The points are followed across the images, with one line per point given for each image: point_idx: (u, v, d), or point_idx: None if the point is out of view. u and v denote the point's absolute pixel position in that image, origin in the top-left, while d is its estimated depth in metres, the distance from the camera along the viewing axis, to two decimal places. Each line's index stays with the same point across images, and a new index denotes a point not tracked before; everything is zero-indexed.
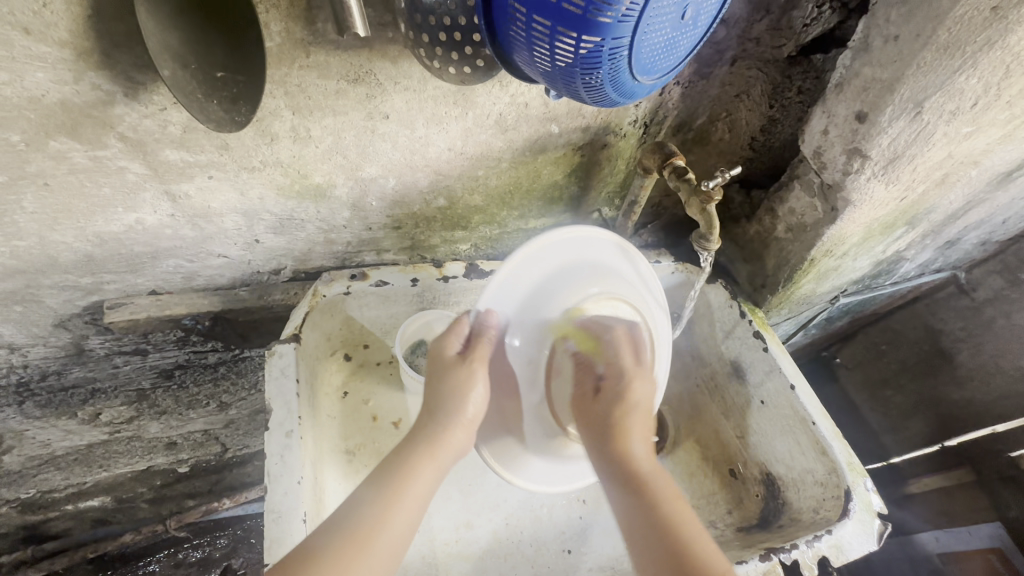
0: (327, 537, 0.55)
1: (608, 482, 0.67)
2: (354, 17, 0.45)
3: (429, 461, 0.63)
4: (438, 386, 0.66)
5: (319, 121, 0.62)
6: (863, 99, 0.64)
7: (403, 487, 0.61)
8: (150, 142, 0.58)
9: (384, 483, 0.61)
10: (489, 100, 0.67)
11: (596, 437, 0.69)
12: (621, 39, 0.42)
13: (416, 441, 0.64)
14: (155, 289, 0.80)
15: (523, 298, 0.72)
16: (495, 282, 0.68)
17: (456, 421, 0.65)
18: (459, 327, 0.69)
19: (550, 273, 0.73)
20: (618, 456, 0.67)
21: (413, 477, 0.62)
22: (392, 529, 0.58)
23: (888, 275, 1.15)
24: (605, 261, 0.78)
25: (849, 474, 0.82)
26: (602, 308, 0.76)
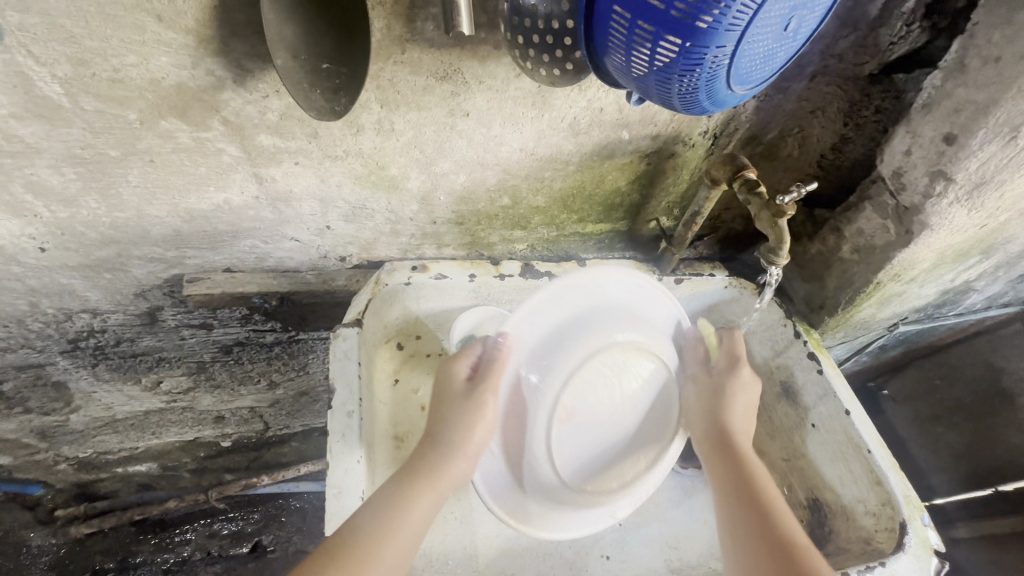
0: (322, 556, 0.58)
1: (719, 455, 0.76)
2: (460, 16, 0.48)
3: (425, 494, 0.65)
4: (444, 411, 0.70)
5: (403, 114, 0.64)
6: (953, 120, 0.62)
7: (396, 519, 0.62)
8: (248, 127, 0.61)
9: (381, 509, 0.63)
10: (566, 103, 0.68)
11: (709, 405, 0.80)
12: (724, 47, 0.43)
13: (415, 475, 0.66)
14: (230, 267, 0.84)
15: (547, 331, 0.72)
16: (528, 306, 0.69)
17: (459, 451, 0.68)
18: (472, 350, 0.73)
19: (580, 305, 0.74)
20: (729, 435, 0.77)
21: (405, 511, 0.63)
22: (382, 561, 0.59)
23: (953, 306, 1.11)
24: (636, 306, 0.78)
25: (905, 507, 0.79)
26: (628, 354, 0.74)
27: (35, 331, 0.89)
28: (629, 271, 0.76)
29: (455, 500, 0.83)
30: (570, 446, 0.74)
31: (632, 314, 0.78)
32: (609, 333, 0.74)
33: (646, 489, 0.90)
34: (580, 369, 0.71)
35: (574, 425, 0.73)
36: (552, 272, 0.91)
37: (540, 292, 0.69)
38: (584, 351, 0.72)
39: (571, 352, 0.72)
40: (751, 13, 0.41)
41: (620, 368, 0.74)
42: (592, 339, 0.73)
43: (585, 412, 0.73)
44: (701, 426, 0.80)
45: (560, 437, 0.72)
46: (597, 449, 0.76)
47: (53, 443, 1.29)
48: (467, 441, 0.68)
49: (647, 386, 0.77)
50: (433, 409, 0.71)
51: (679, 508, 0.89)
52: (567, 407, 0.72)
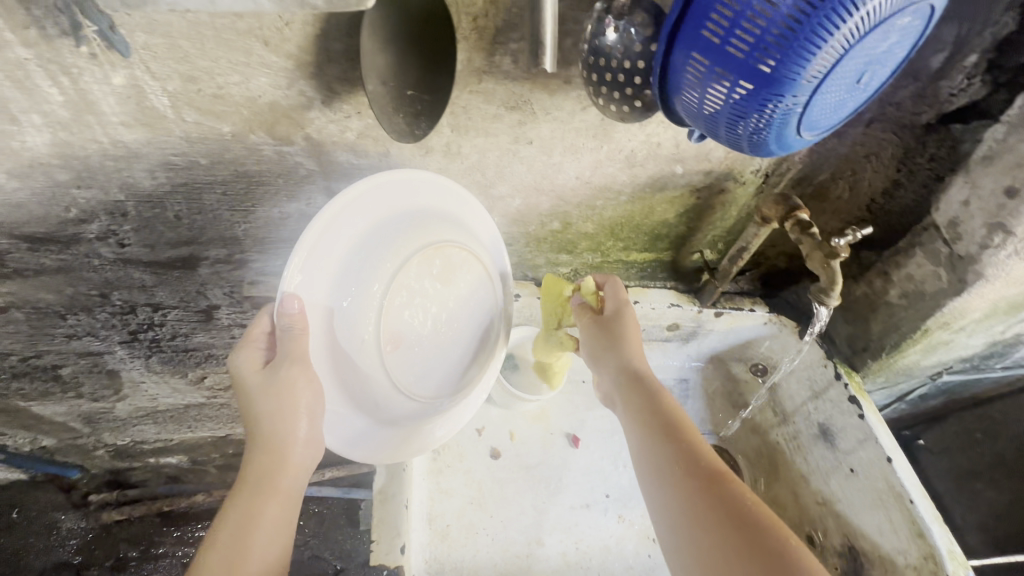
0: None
1: (625, 394, 0.73)
2: (547, 54, 0.49)
3: (267, 510, 0.60)
4: (255, 404, 0.61)
5: (471, 139, 0.68)
6: (1015, 174, 0.62)
7: (239, 557, 0.57)
8: (328, 144, 0.66)
9: (224, 545, 0.58)
10: (625, 136, 0.71)
11: (605, 346, 0.77)
12: (799, 97, 0.45)
13: (250, 493, 0.60)
14: (290, 272, 0.88)
15: (337, 271, 0.59)
16: (300, 258, 0.55)
17: (289, 441, 0.60)
18: (258, 330, 0.63)
19: (363, 229, 0.61)
20: (636, 371, 0.74)
21: (257, 522, 0.59)
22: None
23: (1001, 358, 1.08)
24: (436, 206, 0.68)
25: (950, 564, 0.77)
26: (429, 260, 0.67)
27: (100, 320, 0.94)
28: (418, 174, 0.65)
29: (487, 516, 0.84)
30: (410, 362, 0.68)
31: (432, 223, 0.67)
32: (409, 252, 0.64)
33: None
34: (386, 293, 0.63)
35: (405, 346, 0.67)
36: None
37: (315, 228, 0.56)
38: (381, 278, 0.62)
39: (364, 287, 0.61)
40: (830, 67, 0.43)
41: (427, 280, 0.67)
42: (381, 257, 0.62)
43: (410, 331, 0.67)
44: (613, 372, 0.76)
45: (399, 358, 0.66)
46: (435, 357, 0.72)
47: (96, 429, 1.34)
48: (294, 433, 0.59)
49: (458, 282, 0.72)
50: (245, 407, 0.62)
51: None
52: (389, 332, 0.64)
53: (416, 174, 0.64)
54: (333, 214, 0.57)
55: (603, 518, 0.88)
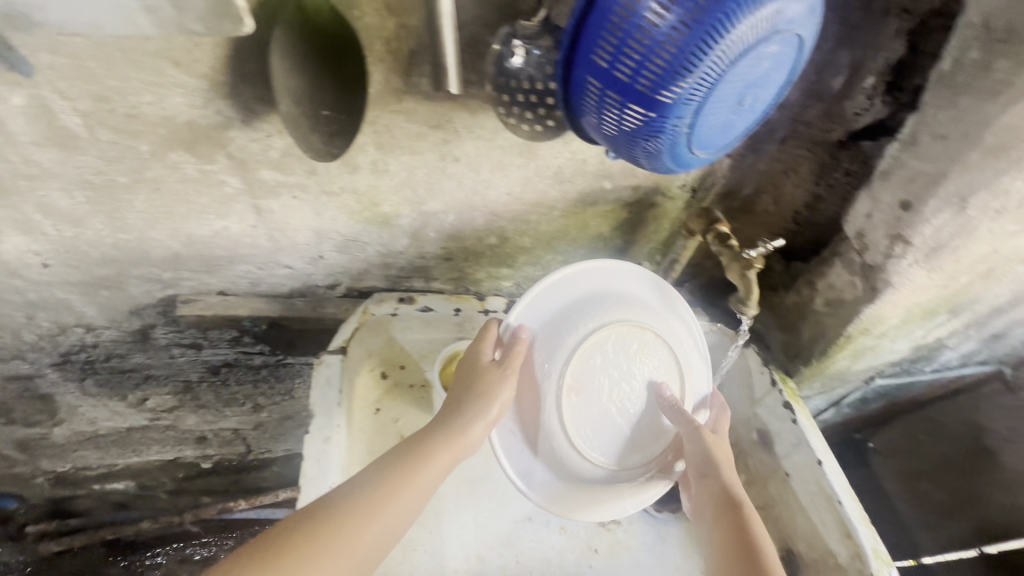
0: (304, 531, 0.58)
1: (711, 517, 0.75)
2: (450, 76, 0.50)
3: (433, 463, 0.67)
4: (458, 392, 0.72)
5: (397, 157, 0.69)
6: (908, 188, 0.66)
7: (391, 496, 0.63)
8: (251, 162, 0.66)
9: (371, 490, 0.63)
10: (550, 153, 0.73)
11: (701, 472, 0.77)
12: (684, 116, 0.47)
13: (428, 445, 0.68)
14: (224, 290, 0.87)
15: (556, 321, 0.76)
16: (525, 301, 0.76)
17: (456, 436, 0.69)
18: (489, 333, 0.75)
19: (581, 306, 0.76)
20: (725, 497, 0.75)
21: (402, 487, 0.64)
22: (373, 534, 0.60)
23: (928, 361, 1.13)
24: (641, 297, 0.81)
25: (874, 561, 0.80)
26: (626, 337, 0.76)
27: (28, 343, 0.91)
28: (639, 271, 0.81)
29: (427, 533, 0.83)
30: (577, 421, 0.75)
31: (636, 313, 0.78)
32: (610, 321, 0.76)
33: (618, 531, 0.91)
34: (578, 350, 0.74)
35: (569, 400, 0.74)
36: None
37: (535, 289, 0.76)
38: (591, 340, 0.74)
39: (561, 339, 0.75)
40: (708, 89, 0.45)
41: (649, 365, 0.78)
42: (585, 323, 0.75)
43: (593, 393, 0.75)
44: (704, 494, 0.77)
45: (564, 411, 0.74)
46: (603, 424, 0.77)
47: (33, 456, 1.29)
48: (490, 413, 0.71)
49: (648, 364, 0.78)
50: (454, 392, 0.73)
51: (650, 552, 0.90)
52: (586, 383, 0.75)
53: (622, 265, 0.79)
54: (551, 281, 0.76)
55: (545, 530, 0.88)
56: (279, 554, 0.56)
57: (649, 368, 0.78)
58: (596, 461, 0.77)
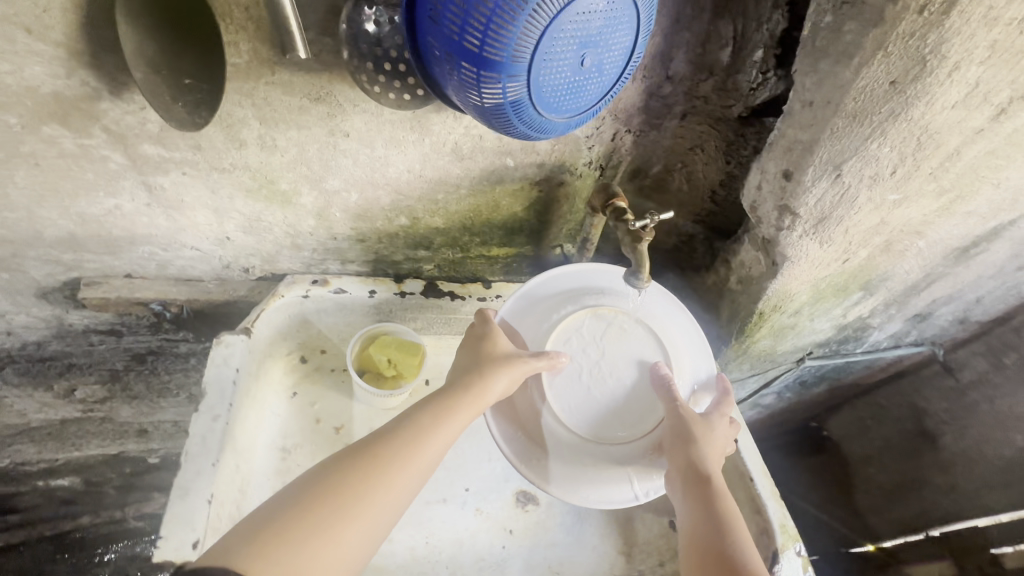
0: (323, 491, 0.58)
1: (684, 494, 0.69)
2: (295, 41, 0.52)
3: (451, 420, 0.67)
4: (463, 369, 0.73)
5: (283, 132, 0.69)
6: (788, 158, 0.66)
7: (413, 453, 0.63)
8: (130, 136, 0.65)
9: (376, 459, 0.61)
10: (444, 129, 0.73)
11: (678, 448, 0.71)
12: (517, 75, 0.47)
13: (448, 405, 0.68)
14: (130, 273, 0.86)
15: (541, 317, 0.80)
16: (511, 302, 0.81)
17: (468, 407, 0.69)
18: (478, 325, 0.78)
19: (553, 300, 0.81)
20: (700, 475, 0.69)
21: (412, 455, 0.63)
22: (395, 490, 0.61)
23: (857, 342, 1.14)
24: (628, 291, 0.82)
25: (780, 536, 0.81)
26: (602, 322, 0.78)
27: None
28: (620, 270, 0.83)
29: None
30: (571, 402, 0.76)
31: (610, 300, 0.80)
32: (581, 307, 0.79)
33: (537, 514, 0.90)
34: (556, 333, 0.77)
35: (561, 381, 0.76)
36: (454, 293, 0.96)
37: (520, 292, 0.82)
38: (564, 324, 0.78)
39: (540, 331, 0.79)
40: (534, 46, 0.46)
41: (633, 349, 0.78)
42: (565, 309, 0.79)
43: (585, 374, 0.76)
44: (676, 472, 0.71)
45: (557, 391, 0.76)
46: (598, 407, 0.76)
47: None
48: (507, 381, 0.71)
49: (631, 349, 0.78)
50: (459, 369, 0.73)
51: (567, 533, 0.89)
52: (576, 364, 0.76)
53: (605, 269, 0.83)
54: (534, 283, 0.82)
55: (459, 512, 0.88)
56: (296, 514, 0.56)
57: (636, 355, 0.78)
58: (592, 440, 0.75)
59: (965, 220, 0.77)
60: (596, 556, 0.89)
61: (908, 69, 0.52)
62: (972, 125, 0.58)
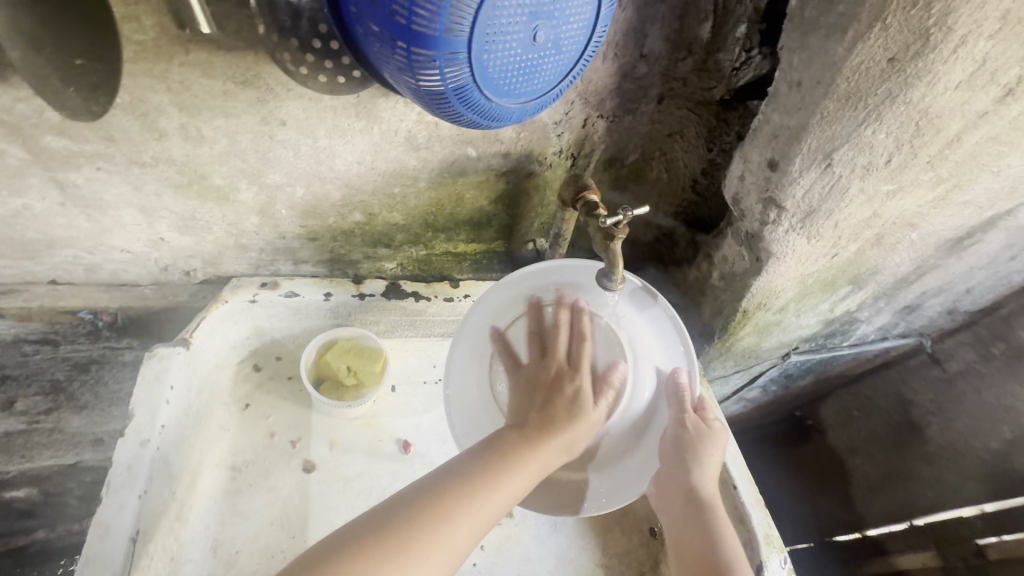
0: (401, 521, 0.52)
1: (678, 511, 0.67)
2: (198, 16, 0.49)
3: (538, 453, 0.61)
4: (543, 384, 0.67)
5: (209, 121, 0.60)
6: (773, 146, 0.60)
7: (494, 488, 0.57)
8: (27, 126, 0.57)
9: (463, 484, 0.56)
10: (395, 116, 0.65)
11: (673, 461, 0.68)
12: (456, 53, 0.40)
13: (536, 435, 0.62)
14: (54, 280, 0.78)
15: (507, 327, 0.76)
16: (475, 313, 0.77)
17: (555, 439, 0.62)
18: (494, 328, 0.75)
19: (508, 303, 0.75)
20: (695, 494, 0.66)
21: (496, 485, 0.57)
22: (471, 528, 0.54)
23: (844, 336, 1.09)
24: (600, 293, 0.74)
25: (764, 547, 0.76)
26: None
27: None
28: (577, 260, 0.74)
29: (289, 538, 0.77)
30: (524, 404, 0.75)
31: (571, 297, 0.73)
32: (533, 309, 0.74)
33: (509, 526, 0.85)
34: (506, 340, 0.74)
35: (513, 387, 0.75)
36: (419, 293, 0.88)
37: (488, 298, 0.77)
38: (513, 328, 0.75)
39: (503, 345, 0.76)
40: (474, 17, 0.39)
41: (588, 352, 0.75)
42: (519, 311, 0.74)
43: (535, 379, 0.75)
44: (669, 487, 0.68)
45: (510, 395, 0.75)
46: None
47: None
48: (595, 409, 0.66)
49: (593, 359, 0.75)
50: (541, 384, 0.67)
51: (541, 546, 0.84)
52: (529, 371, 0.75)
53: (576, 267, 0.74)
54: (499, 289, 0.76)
55: None
56: (370, 542, 0.51)
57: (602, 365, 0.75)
58: None
59: (960, 211, 0.72)
60: (571, 569, 0.84)
61: (909, 44, 0.46)
62: (977, 108, 0.52)
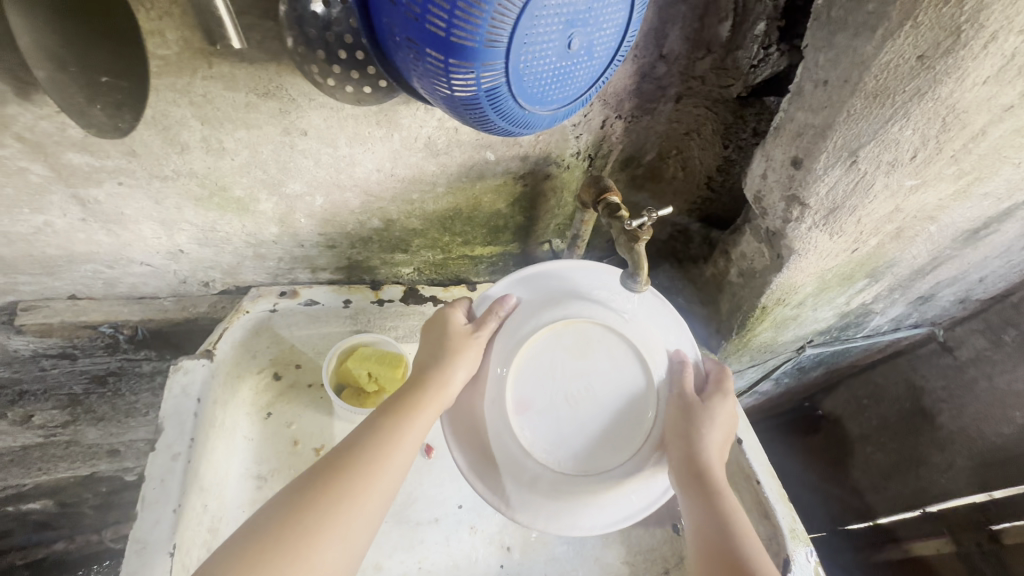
0: (288, 518, 0.51)
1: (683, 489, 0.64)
2: (228, 30, 0.49)
3: (419, 416, 0.62)
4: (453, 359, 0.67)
5: (231, 132, 0.60)
6: (797, 144, 0.60)
7: (387, 452, 0.57)
8: (50, 144, 0.56)
9: (360, 459, 0.56)
10: (415, 122, 0.65)
11: (676, 437, 0.67)
12: (494, 63, 0.40)
13: (408, 402, 0.62)
14: (73, 294, 0.79)
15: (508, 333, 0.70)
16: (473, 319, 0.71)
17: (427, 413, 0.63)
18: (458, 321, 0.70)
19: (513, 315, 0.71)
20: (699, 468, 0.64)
21: (388, 458, 0.57)
22: (367, 501, 0.54)
23: (858, 327, 1.10)
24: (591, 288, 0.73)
25: (791, 541, 0.76)
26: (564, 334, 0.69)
27: None
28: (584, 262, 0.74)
29: None
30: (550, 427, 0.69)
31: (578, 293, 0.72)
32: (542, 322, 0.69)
33: (535, 527, 0.85)
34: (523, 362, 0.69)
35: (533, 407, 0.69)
36: (437, 297, 0.88)
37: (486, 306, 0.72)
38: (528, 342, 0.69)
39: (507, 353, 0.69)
40: (513, 28, 0.38)
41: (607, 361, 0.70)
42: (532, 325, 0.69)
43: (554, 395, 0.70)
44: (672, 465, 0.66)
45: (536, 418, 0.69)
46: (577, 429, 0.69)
47: None
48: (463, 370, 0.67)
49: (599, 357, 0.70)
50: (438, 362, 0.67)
51: (567, 545, 0.85)
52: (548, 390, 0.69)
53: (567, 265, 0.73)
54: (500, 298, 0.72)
55: (452, 531, 0.83)
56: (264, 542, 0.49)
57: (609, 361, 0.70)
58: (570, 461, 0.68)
59: (980, 202, 0.72)
60: (598, 567, 0.84)
61: (939, 42, 0.46)
62: (1002, 103, 0.52)
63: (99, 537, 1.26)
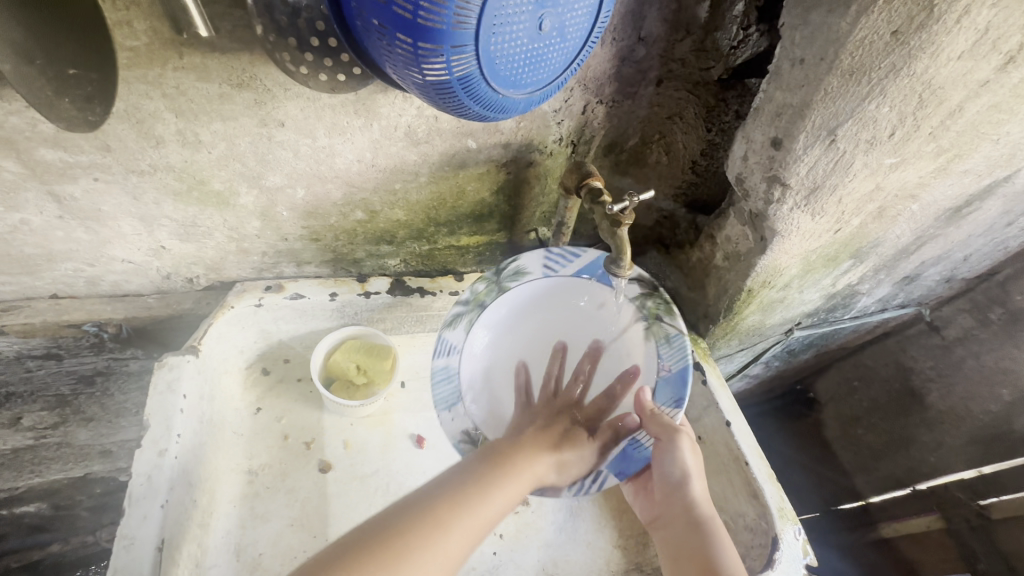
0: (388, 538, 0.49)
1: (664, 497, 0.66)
2: (195, 20, 0.48)
3: (524, 472, 0.62)
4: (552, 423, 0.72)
5: (206, 125, 0.59)
6: (777, 124, 0.60)
7: (501, 489, 0.58)
8: (20, 140, 0.55)
9: (475, 481, 0.58)
10: (394, 111, 0.65)
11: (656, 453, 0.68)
12: (464, 46, 0.40)
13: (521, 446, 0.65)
14: (55, 294, 0.78)
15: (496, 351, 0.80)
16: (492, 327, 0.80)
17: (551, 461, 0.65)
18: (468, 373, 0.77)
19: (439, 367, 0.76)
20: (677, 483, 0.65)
21: (503, 488, 0.58)
22: (453, 541, 0.51)
23: (846, 309, 1.10)
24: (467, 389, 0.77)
25: (779, 520, 0.76)
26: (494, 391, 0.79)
27: None
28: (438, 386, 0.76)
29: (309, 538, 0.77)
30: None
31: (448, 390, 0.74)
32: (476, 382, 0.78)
33: (527, 514, 0.86)
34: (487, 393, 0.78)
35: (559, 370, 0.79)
36: (423, 288, 0.88)
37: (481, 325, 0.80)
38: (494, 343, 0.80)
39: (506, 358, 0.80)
40: (480, 10, 0.38)
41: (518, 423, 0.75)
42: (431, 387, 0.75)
43: (571, 322, 0.81)
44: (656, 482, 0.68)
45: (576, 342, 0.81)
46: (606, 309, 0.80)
47: None
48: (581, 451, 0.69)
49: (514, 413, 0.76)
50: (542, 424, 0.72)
51: (560, 531, 0.85)
52: None
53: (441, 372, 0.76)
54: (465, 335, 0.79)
55: None
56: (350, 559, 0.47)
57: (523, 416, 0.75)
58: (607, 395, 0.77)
59: (961, 179, 0.72)
60: (590, 551, 0.85)
61: (913, 16, 0.46)
62: (978, 78, 0.52)
63: (94, 539, 1.22)
